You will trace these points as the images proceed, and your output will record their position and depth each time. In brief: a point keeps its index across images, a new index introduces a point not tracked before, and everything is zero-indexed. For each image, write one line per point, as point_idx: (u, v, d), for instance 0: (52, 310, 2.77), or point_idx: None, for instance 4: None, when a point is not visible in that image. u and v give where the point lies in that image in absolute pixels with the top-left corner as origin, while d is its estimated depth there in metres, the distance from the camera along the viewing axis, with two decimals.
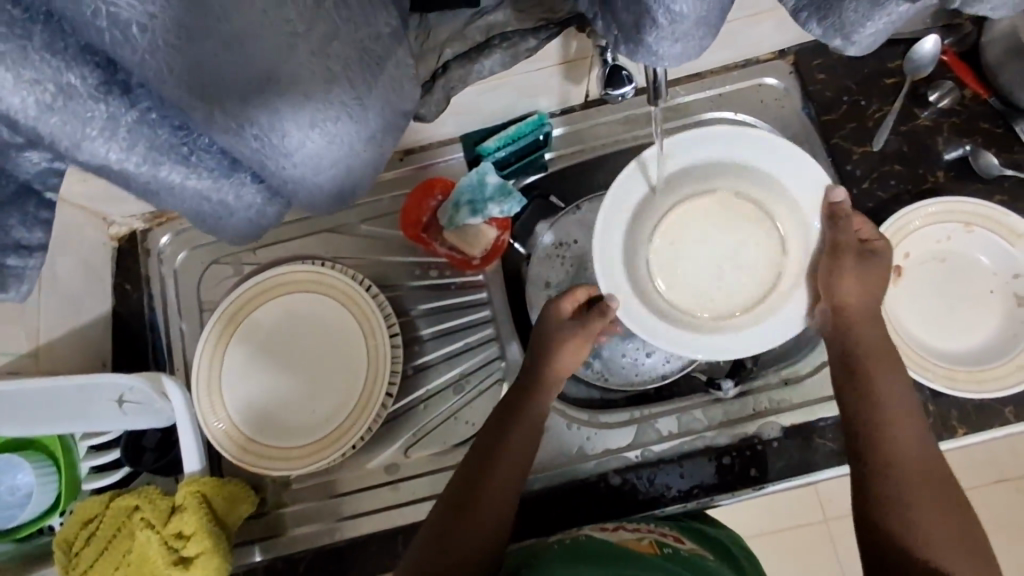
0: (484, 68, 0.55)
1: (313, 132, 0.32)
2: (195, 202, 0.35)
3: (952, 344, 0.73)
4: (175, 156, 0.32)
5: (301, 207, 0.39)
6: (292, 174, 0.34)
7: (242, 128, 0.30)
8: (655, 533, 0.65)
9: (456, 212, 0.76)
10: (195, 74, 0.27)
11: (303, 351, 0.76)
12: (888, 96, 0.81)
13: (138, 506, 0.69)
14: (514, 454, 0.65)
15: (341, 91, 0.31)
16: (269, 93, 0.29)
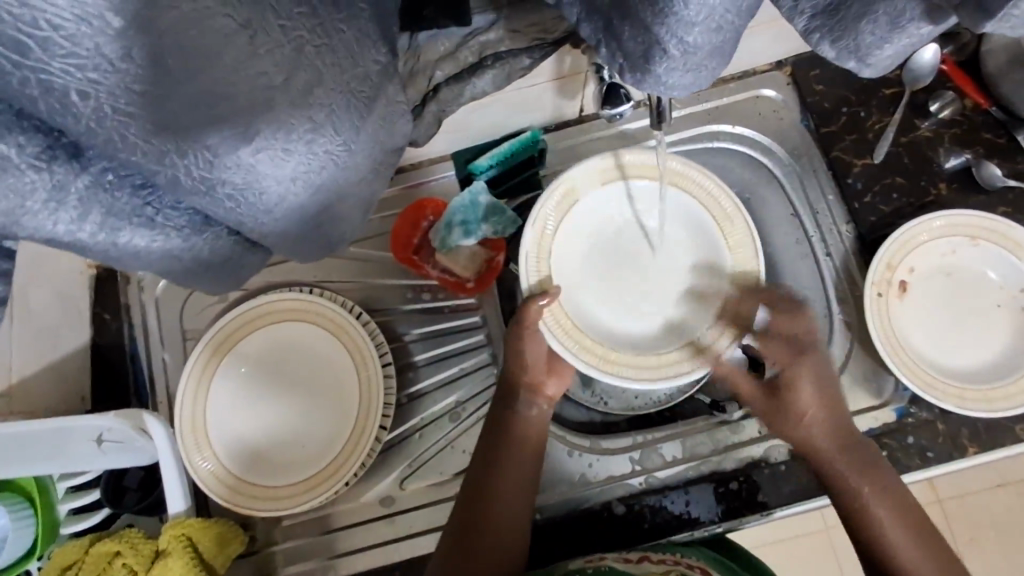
0: (477, 87, 0.53)
1: (294, 184, 0.31)
2: (165, 262, 0.33)
3: (961, 360, 0.71)
4: (138, 219, 0.30)
5: (283, 252, 0.37)
6: (269, 227, 0.33)
7: (215, 190, 0.29)
8: (680, 565, 0.61)
9: (448, 233, 0.74)
10: (162, 139, 0.26)
11: (291, 379, 0.73)
12: (887, 107, 0.79)
13: (119, 551, 0.66)
14: (511, 473, 0.62)
15: (326, 139, 0.30)
16: (245, 150, 0.28)
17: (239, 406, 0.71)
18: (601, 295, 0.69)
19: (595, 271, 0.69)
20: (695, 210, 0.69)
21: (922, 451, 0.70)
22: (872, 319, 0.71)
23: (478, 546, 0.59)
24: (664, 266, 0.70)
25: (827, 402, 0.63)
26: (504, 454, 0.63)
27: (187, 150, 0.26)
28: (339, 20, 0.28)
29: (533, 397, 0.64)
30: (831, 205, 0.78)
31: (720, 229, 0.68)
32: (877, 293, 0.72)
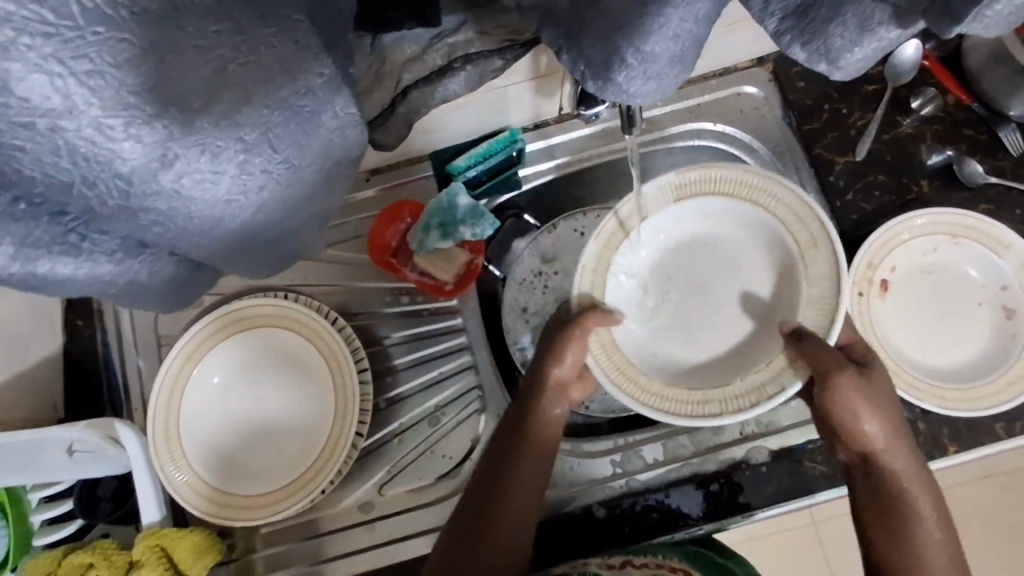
0: (448, 89, 0.51)
1: (230, 205, 0.30)
2: (101, 287, 0.33)
3: (940, 360, 0.71)
4: (59, 247, 0.30)
5: (228, 266, 0.36)
6: (205, 248, 0.33)
7: (138, 216, 0.29)
8: (663, 568, 0.60)
9: (426, 235, 0.73)
10: (63, 171, 0.26)
11: (286, 383, 0.72)
12: (870, 103, 0.78)
13: (92, 563, 0.65)
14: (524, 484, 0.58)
15: (260, 158, 0.30)
16: (164, 175, 0.27)
17: (229, 409, 0.71)
18: (660, 320, 0.66)
19: (654, 292, 0.66)
20: (779, 232, 0.62)
21: None
22: (855, 320, 0.70)
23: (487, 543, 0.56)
24: (737, 291, 0.65)
25: (889, 420, 0.54)
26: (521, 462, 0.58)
27: (95, 180, 0.26)
28: (268, 34, 0.27)
29: (557, 399, 0.61)
30: (812, 202, 0.77)
31: (803, 256, 0.60)
32: (858, 292, 0.72)
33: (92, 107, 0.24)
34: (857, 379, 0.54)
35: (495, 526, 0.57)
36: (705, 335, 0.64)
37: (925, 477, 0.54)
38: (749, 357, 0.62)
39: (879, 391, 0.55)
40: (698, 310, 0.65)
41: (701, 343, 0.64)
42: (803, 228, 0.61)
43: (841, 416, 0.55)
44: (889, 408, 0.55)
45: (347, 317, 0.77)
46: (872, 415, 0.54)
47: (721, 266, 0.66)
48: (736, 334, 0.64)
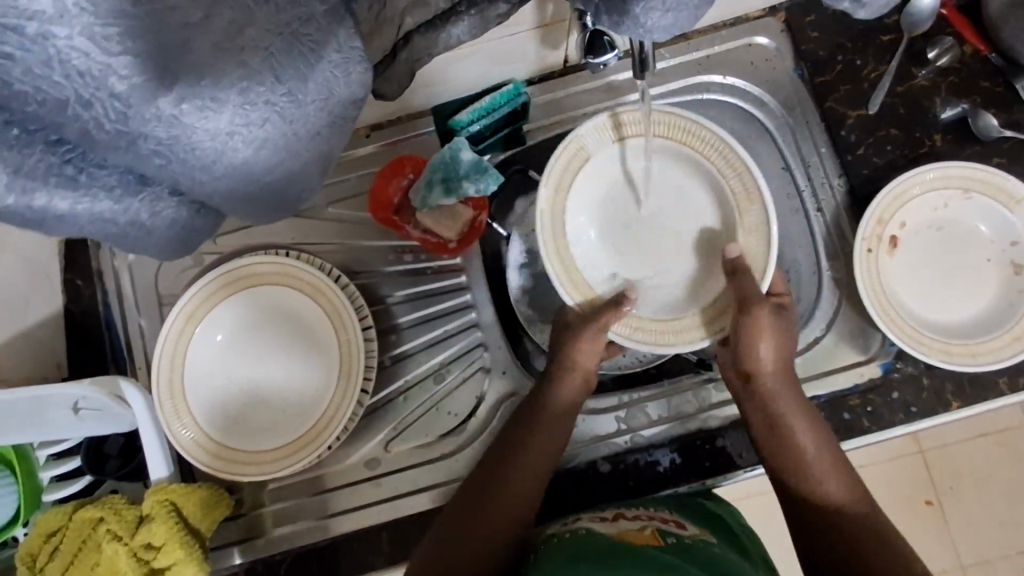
0: (453, 36, 0.49)
1: (235, 138, 0.30)
2: (100, 227, 0.33)
3: (944, 317, 0.71)
4: (56, 177, 0.29)
5: (231, 210, 0.36)
6: (215, 185, 0.32)
7: (137, 145, 0.28)
8: (655, 520, 0.62)
9: (429, 192, 0.71)
10: (56, 86, 0.25)
11: (285, 342, 0.72)
12: (885, 55, 0.76)
13: (102, 517, 0.65)
14: (525, 464, 0.63)
15: (263, 88, 0.29)
16: (164, 99, 0.27)
17: (231, 367, 0.71)
18: (602, 243, 0.69)
19: (606, 216, 0.69)
20: (713, 176, 0.66)
21: (906, 406, 0.70)
22: (862, 276, 0.70)
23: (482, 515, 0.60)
24: (680, 233, 0.69)
25: (781, 351, 0.63)
26: (526, 441, 0.64)
27: (90, 100, 0.26)
28: None
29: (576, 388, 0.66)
30: (822, 157, 0.76)
31: (738, 207, 0.65)
32: (867, 248, 0.71)
33: (83, 14, 0.24)
34: (765, 313, 0.61)
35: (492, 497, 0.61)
36: (640, 259, 0.69)
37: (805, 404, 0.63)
38: (688, 293, 0.67)
39: (781, 325, 0.63)
40: (633, 237, 0.69)
41: (637, 269, 0.69)
42: (739, 183, 0.65)
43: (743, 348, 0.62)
44: (783, 341, 0.63)
45: (351, 276, 0.77)
46: (771, 345, 0.62)
47: (663, 197, 0.69)
48: (674, 267, 0.69)
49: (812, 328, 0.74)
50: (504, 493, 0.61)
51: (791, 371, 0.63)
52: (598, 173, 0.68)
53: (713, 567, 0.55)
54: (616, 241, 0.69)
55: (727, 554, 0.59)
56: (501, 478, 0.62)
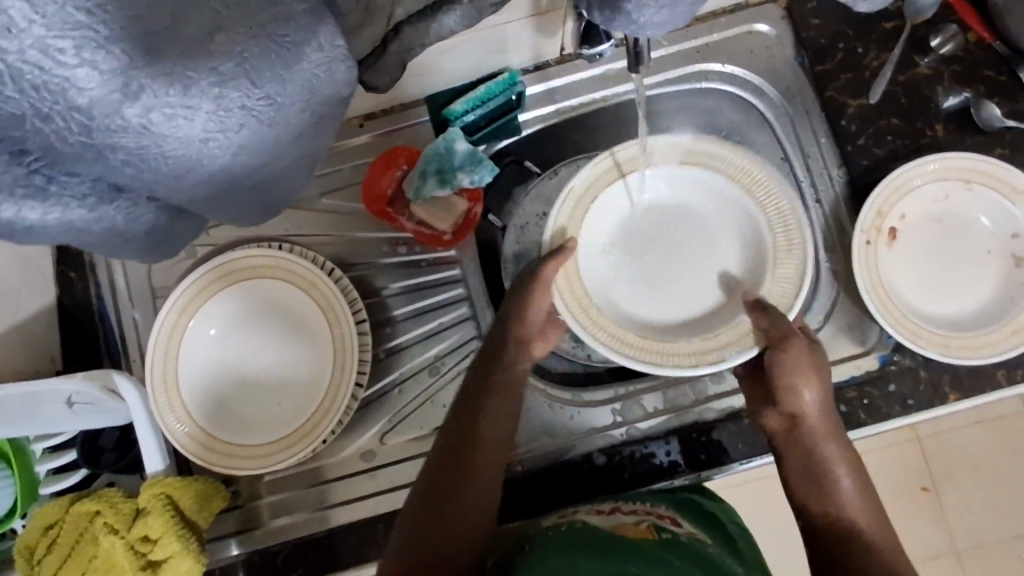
0: (443, 26, 0.48)
1: (210, 144, 0.29)
2: (78, 234, 0.32)
3: (943, 309, 0.70)
4: (29, 188, 0.28)
5: (212, 213, 0.35)
6: (193, 191, 0.32)
7: (106, 155, 0.28)
8: (652, 515, 0.62)
9: (423, 183, 0.71)
10: (12, 101, 0.25)
11: (278, 335, 0.71)
12: (887, 42, 0.74)
13: (99, 511, 0.66)
14: (486, 448, 0.61)
15: (238, 92, 0.28)
16: (130, 109, 0.26)
17: (228, 360, 0.71)
18: (617, 270, 0.70)
19: (623, 243, 0.71)
20: (754, 220, 0.68)
21: (903, 398, 0.69)
22: (860, 268, 0.69)
23: (448, 503, 0.57)
24: (697, 268, 0.70)
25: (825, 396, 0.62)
26: (479, 423, 0.61)
27: (51, 113, 0.25)
28: None
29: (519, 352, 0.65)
30: (822, 147, 0.75)
31: (774, 255, 0.66)
32: (866, 240, 0.70)
33: (35, 25, 0.23)
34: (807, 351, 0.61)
35: (457, 487, 0.58)
36: (656, 291, 0.70)
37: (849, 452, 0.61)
38: (695, 328, 0.68)
39: (820, 361, 0.62)
40: (647, 270, 0.71)
41: (644, 291, 0.70)
42: (770, 209, 0.67)
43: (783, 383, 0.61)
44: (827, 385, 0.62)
45: (345, 268, 0.76)
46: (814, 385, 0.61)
47: (693, 236, 0.71)
48: (683, 301, 0.69)
49: (809, 321, 0.74)
50: (470, 481, 0.59)
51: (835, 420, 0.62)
52: (613, 202, 0.70)
53: (706, 563, 0.56)
54: (629, 271, 0.70)
55: (721, 555, 0.59)
56: (465, 463, 0.59)
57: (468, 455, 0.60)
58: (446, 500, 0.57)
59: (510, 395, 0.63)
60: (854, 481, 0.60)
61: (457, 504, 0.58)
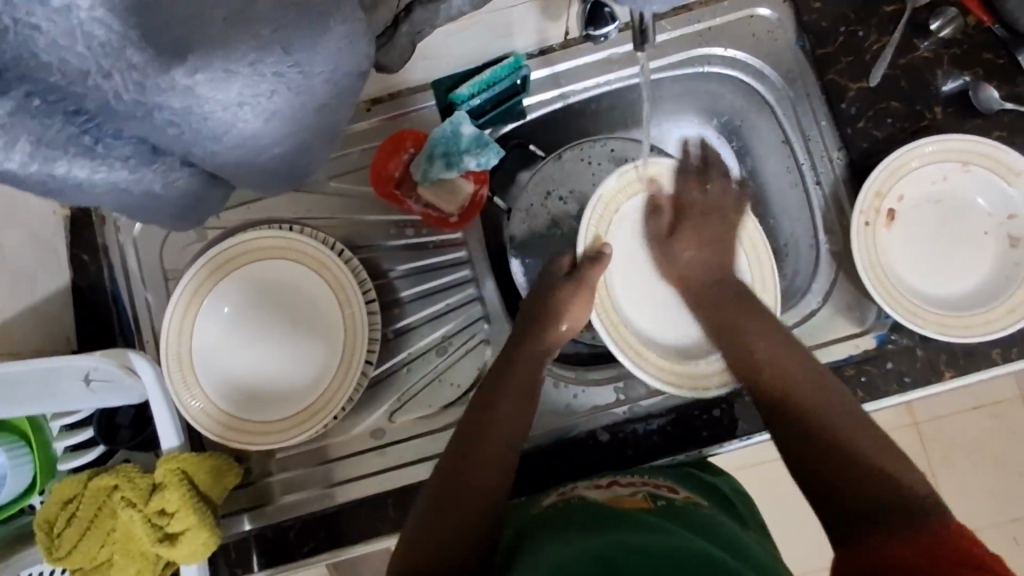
0: (452, 7, 0.50)
1: (244, 110, 0.31)
2: (115, 195, 0.34)
3: (940, 288, 0.72)
4: (77, 147, 0.30)
5: (236, 178, 0.37)
6: (224, 155, 0.34)
7: (153, 114, 0.29)
8: (648, 486, 0.65)
9: (430, 165, 0.73)
10: (79, 56, 0.26)
11: (291, 320, 0.73)
12: (887, 26, 0.75)
13: (117, 485, 0.67)
14: (494, 438, 0.64)
15: (273, 59, 0.30)
16: (178, 72, 0.28)
17: (237, 341, 0.72)
18: (632, 286, 0.77)
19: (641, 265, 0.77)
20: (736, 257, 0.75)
21: (901, 377, 0.71)
22: (858, 248, 0.70)
23: (466, 476, 0.61)
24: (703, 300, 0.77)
25: (751, 321, 0.68)
26: (495, 413, 0.65)
27: (110, 70, 0.27)
28: None
29: (537, 355, 0.70)
30: (822, 130, 0.76)
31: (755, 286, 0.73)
32: (865, 221, 0.71)
33: None
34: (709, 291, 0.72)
35: (473, 465, 0.61)
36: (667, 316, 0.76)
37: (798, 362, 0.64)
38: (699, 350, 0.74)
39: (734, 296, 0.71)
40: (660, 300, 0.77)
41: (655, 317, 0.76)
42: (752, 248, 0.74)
43: (672, 253, 0.75)
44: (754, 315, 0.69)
45: (353, 250, 0.77)
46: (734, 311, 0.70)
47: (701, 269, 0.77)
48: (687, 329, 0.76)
49: (808, 301, 0.76)
50: (479, 464, 0.62)
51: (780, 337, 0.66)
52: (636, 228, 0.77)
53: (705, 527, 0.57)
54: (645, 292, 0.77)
55: (716, 515, 0.61)
56: (474, 447, 0.63)
57: (480, 440, 0.63)
58: (459, 482, 0.60)
59: (524, 394, 0.67)
60: (809, 386, 0.61)
61: (472, 480, 0.61)
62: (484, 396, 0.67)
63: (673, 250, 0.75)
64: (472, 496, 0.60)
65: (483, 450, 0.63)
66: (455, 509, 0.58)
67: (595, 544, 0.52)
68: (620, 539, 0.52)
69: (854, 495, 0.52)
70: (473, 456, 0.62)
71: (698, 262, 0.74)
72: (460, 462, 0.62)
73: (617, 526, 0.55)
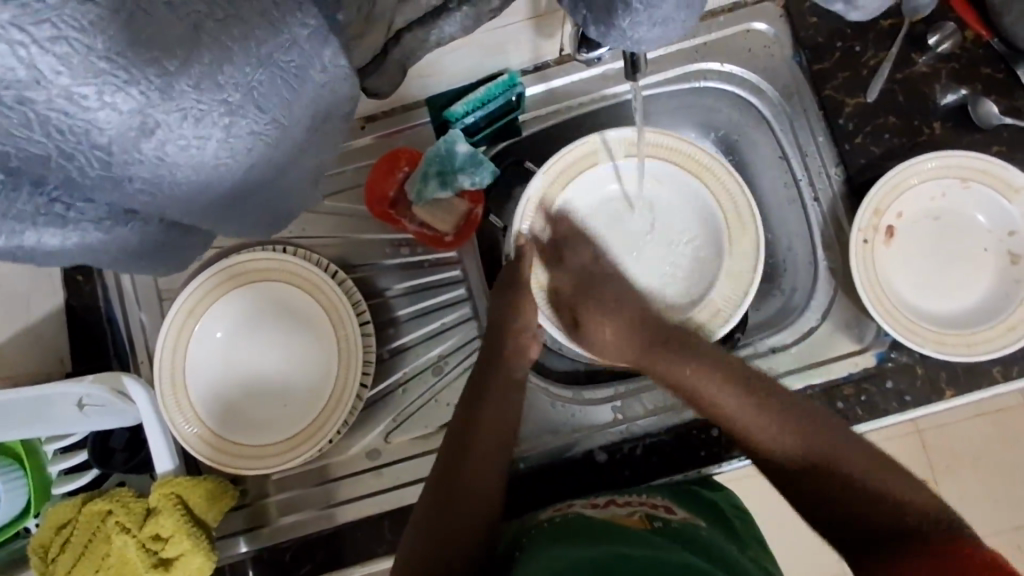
0: (443, 34, 0.49)
1: (216, 169, 0.32)
2: (87, 253, 0.34)
3: (940, 305, 0.71)
4: (42, 216, 0.30)
5: (213, 224, 0.38)
6: (192, 209, 0.34)
7: (121, 184, 0.30)
8: (645, 505, 0.64)
9: (424, 185, 0.72)
10: (38, 144, 0.27)
11: (286, 336, 0.72)
12: (885, 41, 0.75)
13: (110, 510, 0.67)
14: (484, 440, 0.64)
15: (246, 121, 0.31)
16: (146, 144, 0.28)
17: (235, 362, 0.72)
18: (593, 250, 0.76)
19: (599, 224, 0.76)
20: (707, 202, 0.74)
21: (900, 395, 0.70)
22: (855, 267, 0.70)
23: (458, 486, 0.61)
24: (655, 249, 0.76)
25: (647, 330, 0.70)
26: (478, 419, 0.65)
27: (72, 153, 0.28)
28: None
29: (519, 359, 0.70)
30: (819, 145, 0.75)
31: (729, 235, 0.72)
32: (862, 240, 0.70)
33: (60, 77, 0.25)
34: (596, 312, 0.72)
35: (464, 477, 0.62)
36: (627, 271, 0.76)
37: (721, 373, 0.63)
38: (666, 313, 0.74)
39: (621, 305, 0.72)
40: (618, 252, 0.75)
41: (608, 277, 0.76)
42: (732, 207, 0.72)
43: (586, 338, 0.71)
44: (647, 328, 0.70)
45: (348, 269, 0.77)
46: (638, 328, 0.71)
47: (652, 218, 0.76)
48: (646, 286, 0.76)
49: (807, 318, 0.75)
50: (475, 469, 0.62)
51: (689, 347, 0.67)
52: (588, 184, 0.75)
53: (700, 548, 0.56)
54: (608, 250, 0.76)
55: (714, 536, 0.60)
56: (467, 449, 0.63)
57: (469, 444, 0.64)
58: (456, 488, 0.61)
59: (508, 394, 0.68)
60: (750, 398, 0.61)
61: (464, 489, 0.61)
62: (469, 399, 0.68)
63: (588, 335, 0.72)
64: (467, 506, 0.60)
65: (474, 457, 0.63)
66: (453, 517, 0.59)
67: (592, 555, 0.51)
68: (614, 551, 0.52)
69: (863, 513, 0.50)
70: (462, 464, 0.62)
71: (614, 331, 0.71)
72: (451, 475, 0.62)
73: (612, 540, 0.54)
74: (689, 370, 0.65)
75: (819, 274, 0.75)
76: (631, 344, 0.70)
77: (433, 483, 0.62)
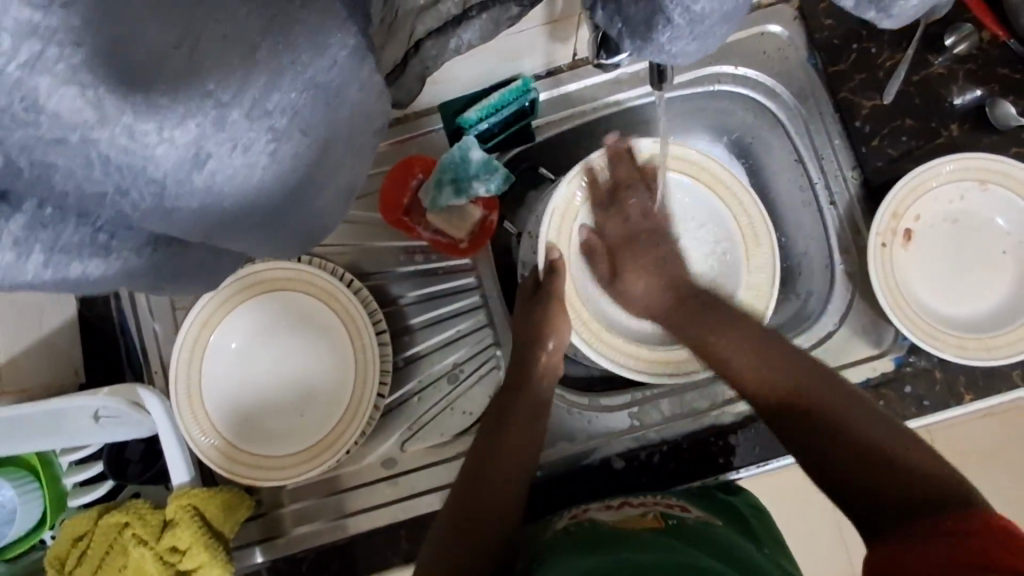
0: (463, 42, 0.47)
1: (259, 194, 0.33)
2: (123, 279, 0.34)
3: (960, 309, 0.71)
4: (86, 248, 0.30)
5: (243, 246, 0.38)
6: (226, 235, 0.35)
7: (169, 216, 0.30)
8: (659, 505, 0.63)
9: (439, 192, 0.72)
10: (95, 180, 0.26)
11: (302, 346, 0.72)
12: (901, 42, 0.74)
13: (127, 522, 0.67)
14: (509, 459, 0.63)
15: (291, 145, 0.31)
16: (198, 176, 0.29)
17: (249, 373, 0.71)
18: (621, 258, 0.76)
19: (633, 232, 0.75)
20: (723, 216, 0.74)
21: (919, 399, 0.70)
22: (874, 270, 0.69)
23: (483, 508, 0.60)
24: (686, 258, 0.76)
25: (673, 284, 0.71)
26: (504, 439, 0.65)
27: (127, 188, 0.27)
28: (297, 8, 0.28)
29: (546, 380, 0.69)
30: (836, 148, 0.75)
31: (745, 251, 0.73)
32: (881, 243, 0.70)
33: (122, 115, 0.25)
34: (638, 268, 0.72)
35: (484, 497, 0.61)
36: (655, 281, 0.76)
37: (759, 347, 0.63)
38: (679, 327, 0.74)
39: (659, 264, 0.72)
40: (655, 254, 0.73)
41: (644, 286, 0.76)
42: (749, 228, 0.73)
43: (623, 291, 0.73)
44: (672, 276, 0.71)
45: (362, 276, 0.77)
46: (663, 265, 0.72)
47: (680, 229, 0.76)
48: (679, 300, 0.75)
49: (824, 323, 0.74)
50: (498, 486, 0.62)
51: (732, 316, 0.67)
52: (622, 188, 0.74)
53: (713, 547, 0.56)
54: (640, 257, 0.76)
55: (730, 534, 0.60)
56: (492, 474, 0.62)
57: (495, 464, 0.63)
58: (478, 503, 0.60)
59: (538, 414, 0.67)
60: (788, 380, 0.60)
61: (487, 510, 0.60)
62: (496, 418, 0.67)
63: (624, 287, 0.73)
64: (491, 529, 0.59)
65: (499, 479, 0.62)
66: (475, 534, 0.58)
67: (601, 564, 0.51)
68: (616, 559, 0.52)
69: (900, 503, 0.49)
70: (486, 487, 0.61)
71: (652, 284, 0.72)
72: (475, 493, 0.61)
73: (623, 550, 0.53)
74: (746, 345, 0.64)
75: (836, 278, 0.75)
76: (673, 288, 0.71)
77: (456, 502, 0.61)
